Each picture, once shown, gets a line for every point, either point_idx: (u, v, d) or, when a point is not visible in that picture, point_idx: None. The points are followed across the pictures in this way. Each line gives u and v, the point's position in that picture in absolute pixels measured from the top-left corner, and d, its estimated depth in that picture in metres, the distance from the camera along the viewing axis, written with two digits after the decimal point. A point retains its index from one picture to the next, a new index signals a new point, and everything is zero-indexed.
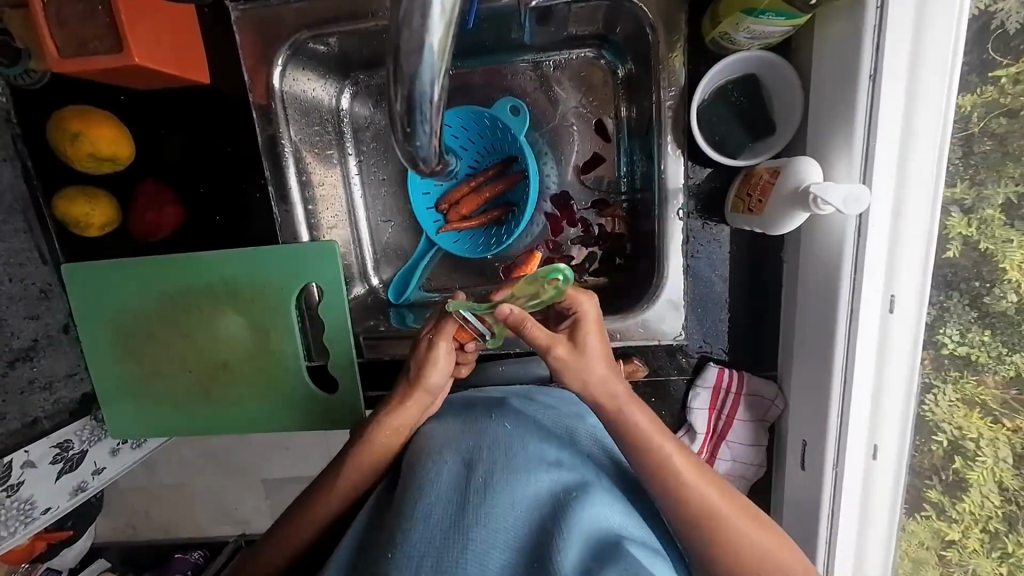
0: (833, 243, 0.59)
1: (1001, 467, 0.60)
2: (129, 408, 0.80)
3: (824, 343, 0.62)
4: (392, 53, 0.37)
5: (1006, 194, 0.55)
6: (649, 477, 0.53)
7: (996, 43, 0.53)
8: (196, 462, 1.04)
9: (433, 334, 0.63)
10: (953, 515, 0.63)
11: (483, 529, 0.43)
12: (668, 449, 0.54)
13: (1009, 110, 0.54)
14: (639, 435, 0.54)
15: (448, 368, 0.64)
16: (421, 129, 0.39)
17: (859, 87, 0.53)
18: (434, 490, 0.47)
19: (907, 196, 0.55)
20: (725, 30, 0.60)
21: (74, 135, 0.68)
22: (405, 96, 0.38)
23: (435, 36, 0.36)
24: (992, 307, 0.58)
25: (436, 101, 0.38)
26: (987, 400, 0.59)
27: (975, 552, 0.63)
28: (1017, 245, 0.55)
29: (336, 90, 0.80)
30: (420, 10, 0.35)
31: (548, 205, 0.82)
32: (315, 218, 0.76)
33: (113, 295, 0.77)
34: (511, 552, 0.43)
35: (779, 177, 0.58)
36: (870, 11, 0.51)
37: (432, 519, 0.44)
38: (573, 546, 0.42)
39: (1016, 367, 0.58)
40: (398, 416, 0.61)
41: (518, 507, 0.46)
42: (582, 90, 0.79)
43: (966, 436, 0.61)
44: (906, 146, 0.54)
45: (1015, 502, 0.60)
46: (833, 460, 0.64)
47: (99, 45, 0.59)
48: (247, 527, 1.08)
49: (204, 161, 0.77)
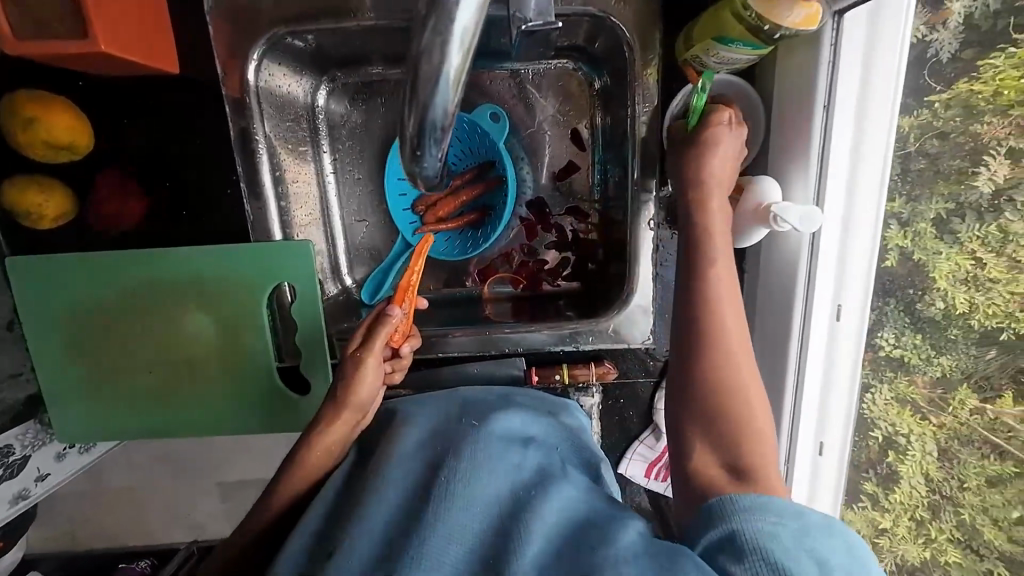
0: (788, 256, 0.64)
1: (928, 460, 0.65)
2: (80, 411, 0.76)
3: (777, 347, 0.66)
4: (409, 82, 0.40)
5: (937, 209, 0.59)
6: (701, 367, 0.53)
7: (930, 72, 0.56)
8: (147, 465, 0.99)
9: (361, 349, 0.63)
10: (886, 505, 0.68)
11: (440, 529, 0.45)
12: (728, 331, 0.54)
13: (942, 132, 0.57)
14: (707, 281, 0.56)
15: (376, 384, 0.64)
16: (429, 149, 0.42)
17: (814, 116, 0.58)
18: (387, 496, 0.49)
19: (852, 217, 0.61)
20: (696, 53, 0.63)
21: (26, 121, 0.62)
22: (417, 120, 0.40)
23: (453, 67, 0.39)
24: (923, 312, 0.62)
25: (446, 126, 0.41)
26: (916, 398, 0.64)
27: (904, 539, 0.68)
28: (944, 256, 0.59)
29: (312, 86, 0.79)
30: (439, 47, 0.38)
31: (523, 209, 0.84)
32: (288, 215, 0.75)
33: (62, 289, 0.73)
34: (470, 547, 0.45)
35: (743, 194, 0.62)
36: (826, 48, 0.56)
37: (378, 525, 0.46)
38: (532, 548, 0.44)
39: (943, 368, 0.62)
40: (326, 437, 0.61)
41: (479, 507, 0.47)
42: (559, 100, 0.81)
43: (899, 433, 0.66)
44: (855, 170, 0.59)
45: (939, 492, 0.64)
46: (783, 451, 0.69)
47: (61, 28, 0.55)
48: (200, 534, 1.04)
49: (165, 151, 0.73)
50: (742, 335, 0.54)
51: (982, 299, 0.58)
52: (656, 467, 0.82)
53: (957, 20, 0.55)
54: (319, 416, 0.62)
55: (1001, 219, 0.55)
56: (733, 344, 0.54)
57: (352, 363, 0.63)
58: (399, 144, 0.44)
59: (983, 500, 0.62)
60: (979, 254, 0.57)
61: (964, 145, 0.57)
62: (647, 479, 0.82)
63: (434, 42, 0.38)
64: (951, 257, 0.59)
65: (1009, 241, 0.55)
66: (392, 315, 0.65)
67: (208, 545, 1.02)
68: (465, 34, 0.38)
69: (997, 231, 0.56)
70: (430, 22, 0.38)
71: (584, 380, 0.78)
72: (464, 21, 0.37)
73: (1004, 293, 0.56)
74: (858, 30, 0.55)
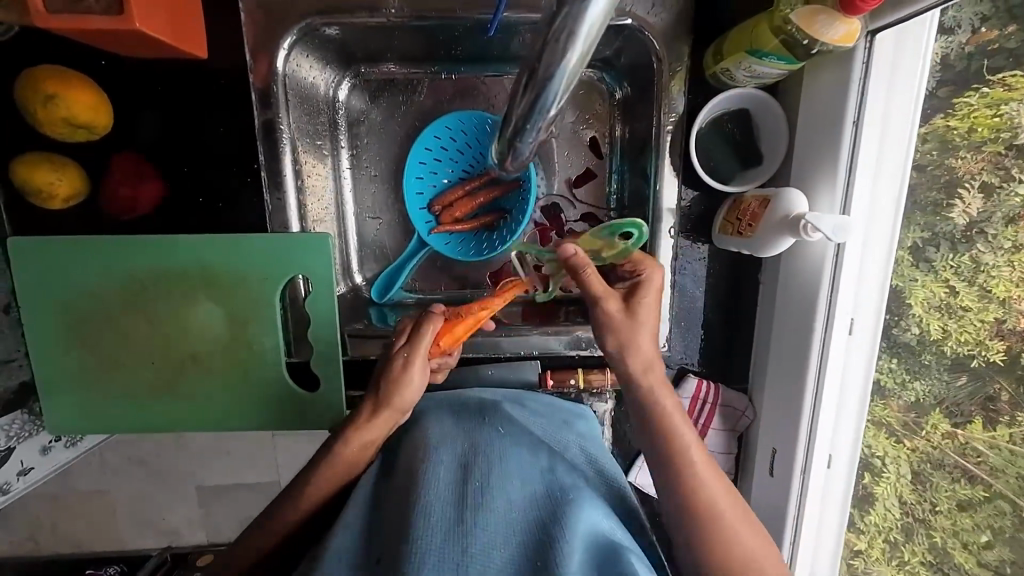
0: (812, 268, 0.65)
1: (902, 483, 0.67)
2: (76, 403, 0.73)
3: (798, 357, 0.68)
4: (531, 61, 0.44)
5: (913, 238, 0.62)
6: (692, 513, 0.54)
7: (926, 106, 0.58)
8: (124, 467, 0.94)
9: (406, 349, 0.61)
10: (861, 526, 0.71)
11: (484, 530, 0.44)
12: (692, 456, 0.56)
13: (918, 164, 0.60)
14: (667, 428, 0.57)
15: (420, 388, 0.62)
16: (532, 130, 0.47)
17: (843, 131, 0.59)
18: (433, 489, 0.47)
19: (872, 232, 0.62)
20: (726, 66, 0.65)
21: (45, 97, 0.60)
22: (530, 101, 0.45)
23: (574, 55, 0.42)
24: (900, 336, 0.64)
25: (552, 111, 0.45)
26: (892, 421, 0.67)
27: (877, 561, 0.71)
28: (920, 283, 0.62)
29: (335, 80, 0.78)
30: (570, 31, 0.41)
31: (537, 214, 0.84)
32: (305, 209, 0.73)
33: (66, 274, 0.70)
34: (514, 547, 0.44)
35: (768, 206, 0.64)
36: (858, 65, 0.57)
37: (435, 517, 0.44)
38: (576, 553, 0.43)
39: (917, 394, 0.65)
40: (363, 434, 0.59)
41: (515, 509, 0.47)
42: (579, 108, 0.82)
43: (875, 454, 0.69)
44: (876, 186, 0.61)
45: (912, 514, 0.67)
46: (796, 465, 0.70)
47: (94, 4, 0.53)
48: (173, 540, 1.00)
49: (185, 137, 0.72)
50: (713, 473, 0.56)
51: (954, 325, 0.60)
52: None
53: (934, 57, 0.57)
54: (359, 410, 0.61)
55: (973, 250, 0.58)
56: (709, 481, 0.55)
57: (397, 362, 0.61)
58: (502, 122, 0.49)
59: (954, 523, 0.65)
60: (953, 283, 0.60)
61: (940, 178, 0.59)
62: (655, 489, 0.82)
63: (566, 26, 0.41)
64: (926, 284, 0.61)
65: (980, 272, 0.58)
66: (437, 312, 0.63)
67: (181, 552, 0.99)
68: (590, 29, 0.41)
69: (969, 261, 0.59)
70: (564, 10, 0.41)
71: (600, 385, 0.78)
72: (596, 14, 0.40)
73: (976, 321, 0.59)
74: (886, 52, 0.57)
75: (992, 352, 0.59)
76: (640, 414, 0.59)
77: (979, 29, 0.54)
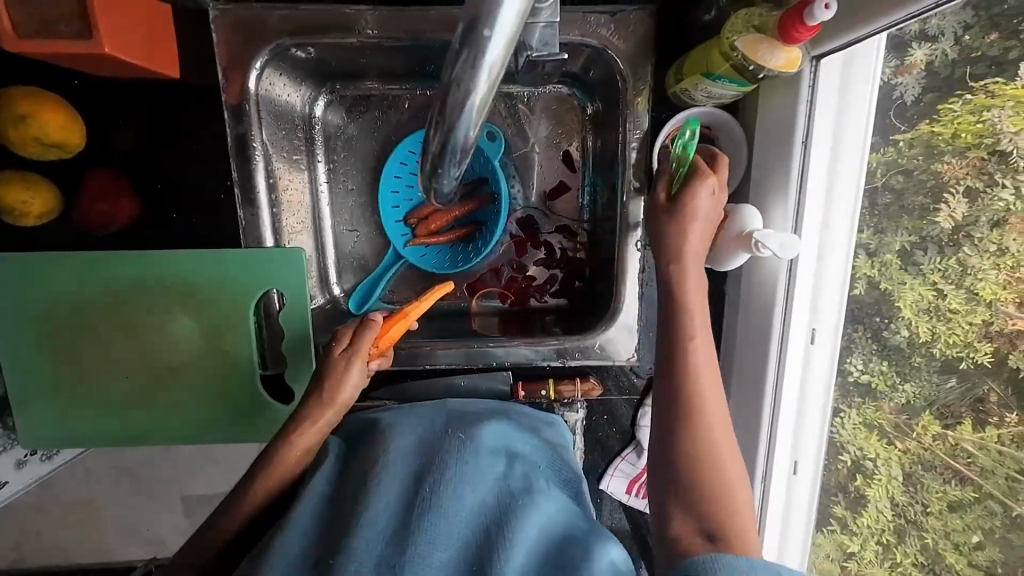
0: (766, 282, 0.68)
1: (893, 485, 0.65)
2: (51, 416, 0.74)
3: (758, 364, 0.70)
4: (438, 102, 0.43)
5: (903, 241, 0.61)
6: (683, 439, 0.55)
7: (896, 112, 0.59)
8: (105, 478, 0.94)
9: (349, 350, 0.64)
10: (854, 528, 0.69)
11: (428, 535, 0.46)
12: (703, 379, 0.58)
13: (905, 169, 0.60)
14: (681, 345, 0.59)
15: (360, 386, 0.65)
16: (448, 170, 0.46)
17: (793, 149, 0.62)
18: (382, 495, 0.49)
19: (827, 246, 0.65)
20: (685, 86, 0.67)
21: (18, 117, 0.61)
22: (440, 141, 0.44)
23: (479, 94, 0.42)
24: (890, 340, 0.63)
25: (465, 148, 0.45)
26: (883, 423, 0.65)
27: (870, 563, 0.69)
28: (909, 286, 0.61)
29: (310, 97, 0.79)
30: (470, 71, 0.41)
31: (513, 226, 0.86)
32: (279, 223, 0.74)
33: (47, 286, 0.71)
34: (456, 553, 0.46)
35: (727, 221, 0.66)
36: (804, 88, 0.61)
37: (376, 528, 0.46)
38: (516, 556, 0.45)
39: (909, 395, 0.63)
40: (302, 438, 0.61)
41: (463, 513, 0.48)
42: (552, 123, 0.83)
43: (866, 457, 0.67)
44: (829, 206, 0.64)
45: (905, 516, 0.65)
46: (759, 468, 0.72)
47: (64, 28, 0.55)
48: (159, 549, 1.00)
49: (161, 154, 0.73)
50: (715, 404, 0.57)
51: (943, 328, 0.58)
52: (637, 484, 0.82)
53: (920, 64, 0.55)
54: (300, 415, 0.62)
55: (959, 253, 0.56)
56: (709, 406, 0.57)
57: (338, 362, 0.64)
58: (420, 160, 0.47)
59: (945, 525, 0.62)
60: (940, 286, 0.58)
61: (927, 182, 0.58)
62: (628, 496, 0.83)
63: (466, 68, 0.41)
64: (914, 287, 0.60)
65: (968, 274, 0.56)
66: (375, 318, 0.67)
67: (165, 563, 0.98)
68: (493, 69, 0.42)
69: (956, 264, 0.57)
70: (463, 51, 0.41)
71: (569, 395, 0.80)
72: (493, 57, 0.41)
73: (963, 324, 0.57)
74: (832, 75, 0.60)
75: (980, 353, 0.56)
76: (664, 323, 0.62)
77: (961, 39, 0.52)
